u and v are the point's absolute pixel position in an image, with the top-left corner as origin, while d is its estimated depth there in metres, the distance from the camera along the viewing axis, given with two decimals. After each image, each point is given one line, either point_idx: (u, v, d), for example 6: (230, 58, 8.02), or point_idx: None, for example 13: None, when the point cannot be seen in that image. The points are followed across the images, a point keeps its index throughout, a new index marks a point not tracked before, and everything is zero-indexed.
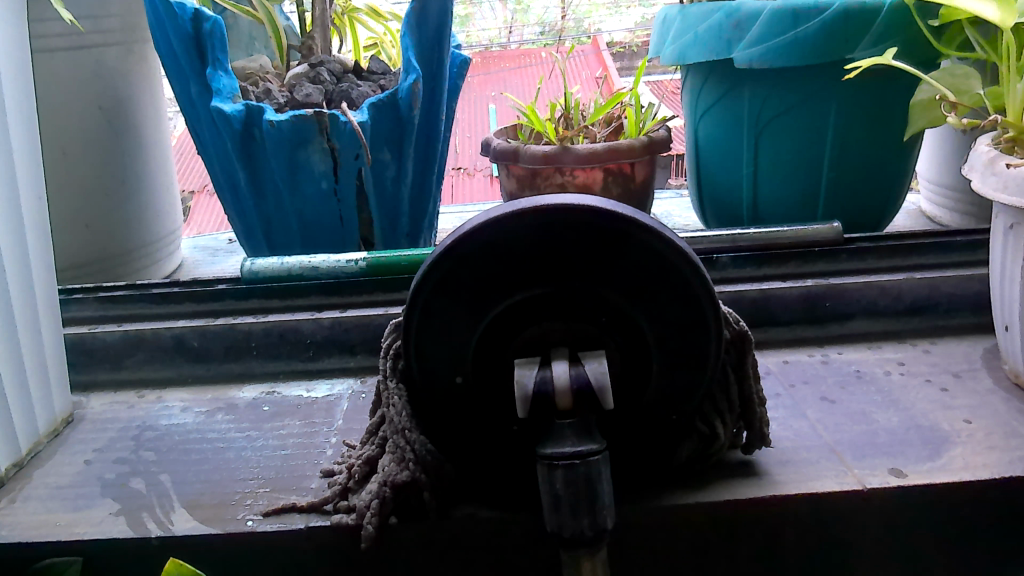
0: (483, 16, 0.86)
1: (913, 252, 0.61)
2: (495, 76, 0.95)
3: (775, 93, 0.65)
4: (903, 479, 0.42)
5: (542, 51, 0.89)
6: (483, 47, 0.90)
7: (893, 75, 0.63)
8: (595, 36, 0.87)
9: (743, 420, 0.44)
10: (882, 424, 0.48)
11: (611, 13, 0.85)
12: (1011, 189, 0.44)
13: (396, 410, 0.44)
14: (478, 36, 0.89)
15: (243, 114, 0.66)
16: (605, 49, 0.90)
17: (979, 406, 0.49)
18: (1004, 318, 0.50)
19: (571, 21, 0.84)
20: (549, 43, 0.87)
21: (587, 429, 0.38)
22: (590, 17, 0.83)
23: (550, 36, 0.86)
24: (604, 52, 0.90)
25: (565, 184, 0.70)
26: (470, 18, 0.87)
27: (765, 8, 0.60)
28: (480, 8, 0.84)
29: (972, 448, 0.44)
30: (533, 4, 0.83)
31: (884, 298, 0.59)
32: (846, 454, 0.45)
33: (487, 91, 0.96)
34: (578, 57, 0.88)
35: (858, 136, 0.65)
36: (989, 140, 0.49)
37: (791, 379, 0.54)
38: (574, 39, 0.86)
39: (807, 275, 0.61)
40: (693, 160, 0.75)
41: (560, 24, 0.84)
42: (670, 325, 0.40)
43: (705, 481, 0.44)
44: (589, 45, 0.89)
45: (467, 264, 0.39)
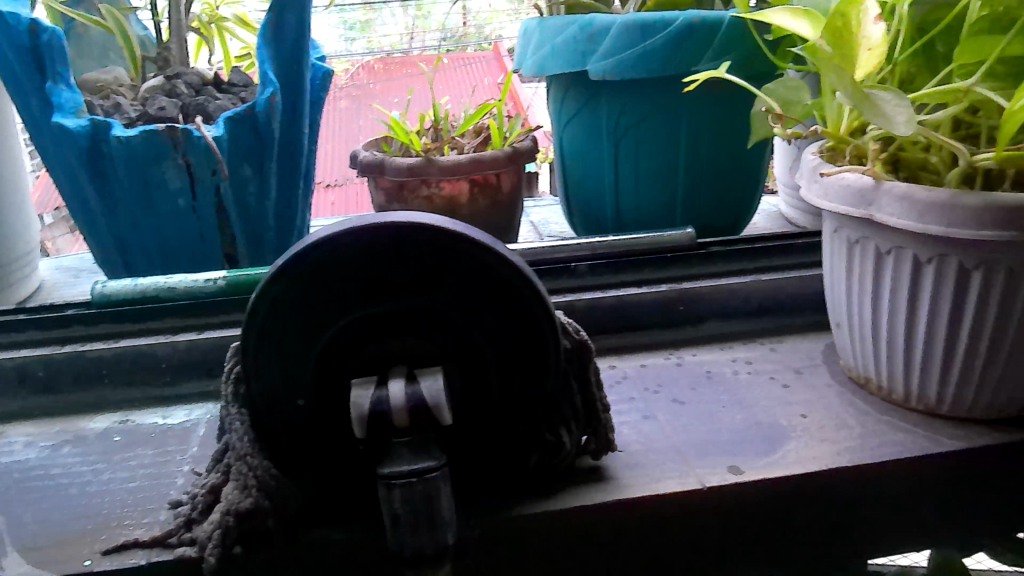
0: (383, 21, 0.86)
1: (761, 255, 0.63)
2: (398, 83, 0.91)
3: (632, 105, 0.66)
4: (740, 475, 0.44)
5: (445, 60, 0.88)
6: (385, 53, 0.88)
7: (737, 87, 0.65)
8: (494, 42, 0.89)
9: (589, 427, 0.45)
10: (726, 423, 0.50)
11: (511, 20, 0.87)
12: (830, 196, 0.46)
13: (238, 436, 0.42)
14: (379, 42, 0.87)
15: (88, 129, 0.63)
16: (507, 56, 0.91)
17: (814, 400, 0.51)
18: (834, 316, 0.53)
19: (472, 26, 0.85)
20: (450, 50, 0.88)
21: (424, 444, 0.39)
22: (491, 23, 0.86)
23: (451, 42, 0.86)
24: (503, 58, 0.90)
25: (431, 197, 0.70)
26: (370, 23, 0.86)
27: (613, 22, 0.62)
28: (381, 12, 0.85)
29: (806, 442, 0.47)
30: (433, 10, 0.85)
31: (733, 300, 0.61)
32: (690, 454, 0.47)
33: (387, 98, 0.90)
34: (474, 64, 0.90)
35: (711, 146, 0.67)
36: (815, 148, 0.51)
37: (646, 383, 0.55)
38: (472, 44, 0.88)
39: (662, 280, 0.61)
40: (560, 169, 0.76)
41: (461, 29, 0.85)
42: (505, 337, 0.40)
43: (556, 488, 0.44)
44: (488, 50, 0.90)
45: (300, 284, 0.38)
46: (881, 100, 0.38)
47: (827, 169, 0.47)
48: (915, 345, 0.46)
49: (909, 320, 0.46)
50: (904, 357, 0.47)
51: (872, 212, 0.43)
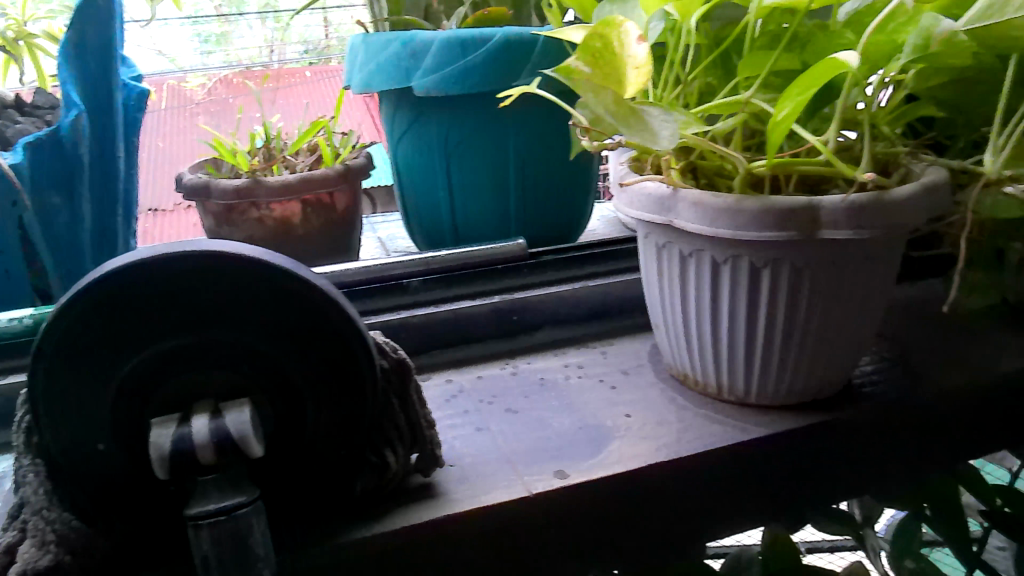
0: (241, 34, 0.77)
1: (588, 262, 0.66)
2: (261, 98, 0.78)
3: (461, 120, 0.66)
4: (566, 479, 0.45)
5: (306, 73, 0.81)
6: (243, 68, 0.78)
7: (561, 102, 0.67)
8: None
9: (415, 445, 0.44)
10: (555, 428, 0.51)
11: None
12: (635, 205, 0.48)
13: (31, 490, 0.40)
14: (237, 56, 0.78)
15: None
16: None
17: (638, 399, 0.53)
18: (652, 319, 0.55)
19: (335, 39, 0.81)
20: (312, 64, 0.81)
21: (234, 480, 0.37)
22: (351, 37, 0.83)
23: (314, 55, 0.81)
24: None
25: (262, 219, 0.67)
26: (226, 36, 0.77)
27: (434, 39, 0.62)
28: (237, 24, 0.77)
29: (628, 441, 0.49)
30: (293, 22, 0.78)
31: (564, 307, 0.63)
32: (519, 462, 0.48)
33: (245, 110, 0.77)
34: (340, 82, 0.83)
35: (540, 158, 0.69)
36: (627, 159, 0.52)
37: (481, 396, 0.56)
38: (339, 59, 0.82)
39: (495, 291, 0.63)
40: (398, 186, 0.75)
41: (324, 42, 0.80)
42: (318, 362, 0.40)
43: (386, 510, 0.44)
44: None
45: (86, 323, 0.35)
46: (649, 116, 0.40)
47: (628, 179, 0.49)
48: (721, 342, 0.49)
49: (714, 319, 0.48)
50: (713, 353, 0.50)
51: (672, 218, 0.46)
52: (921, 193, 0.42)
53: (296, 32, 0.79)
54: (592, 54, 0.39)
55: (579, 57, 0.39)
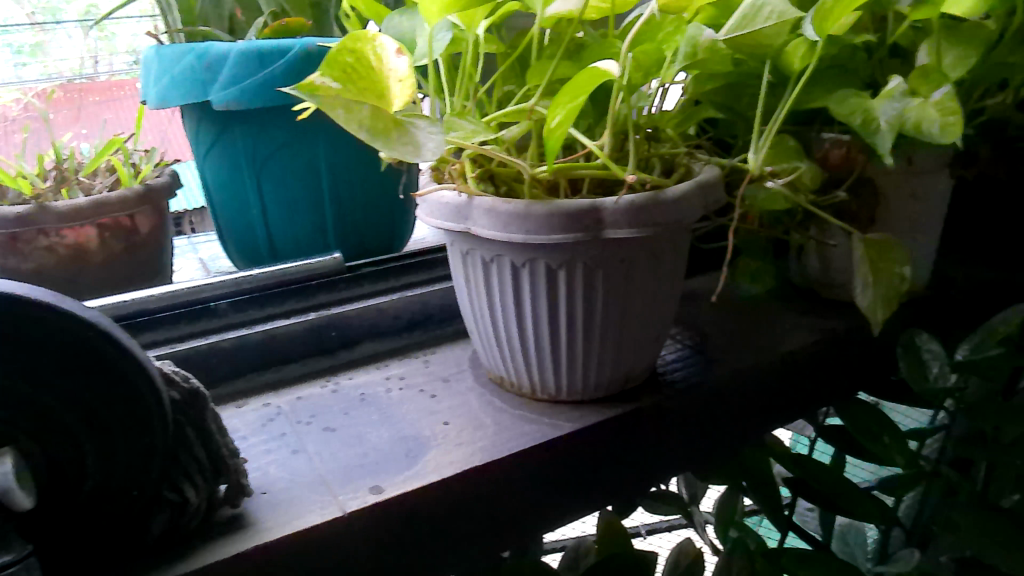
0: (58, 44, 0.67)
1: (405, 273, 0.66)
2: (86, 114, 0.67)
3: (269, 134, 0.64)
4: (380, 494, 0.45)
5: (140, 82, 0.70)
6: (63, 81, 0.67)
7: None
8: None
9: (218, 476, 0.43)
10: (373, 443, 0.51)
11: None
12: (435, 214, 0.48)
13: None
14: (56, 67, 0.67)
15: None
16: None
17: (456, 406, 0.54)
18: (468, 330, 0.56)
19: None
20: None
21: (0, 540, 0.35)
22: None
23: None
24: None
25: (52, 247, 0.57)
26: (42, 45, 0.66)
27: (230, 50, 0.59)
28: (53, 33, 0.66)
29: (444, 449, 0.49)
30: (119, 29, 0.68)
31: (384, 318, 0.63)
32: (334, 482, 0.47)
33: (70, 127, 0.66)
34: None
35: (355, 167, 0.68)
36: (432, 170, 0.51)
37: (299, 416, 0.55)
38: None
39: (311, 308, 0.62)
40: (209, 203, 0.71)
41: None
42: (95, 405, 0.36)
43: (190, 547, 0.42)
44: None
45: None
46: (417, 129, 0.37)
47: (425, 190, 0.49)
48: (528, 344, 0.50)
49: (519, 322, 0.49)
50: (523, 355, 0.51)
51: (468, 226, 0.47)
52: (694, 192, 0.45)
53: (123, 41, 0.68)
54: (342, 70, 0.35)
55: (327, 72, 0.35)
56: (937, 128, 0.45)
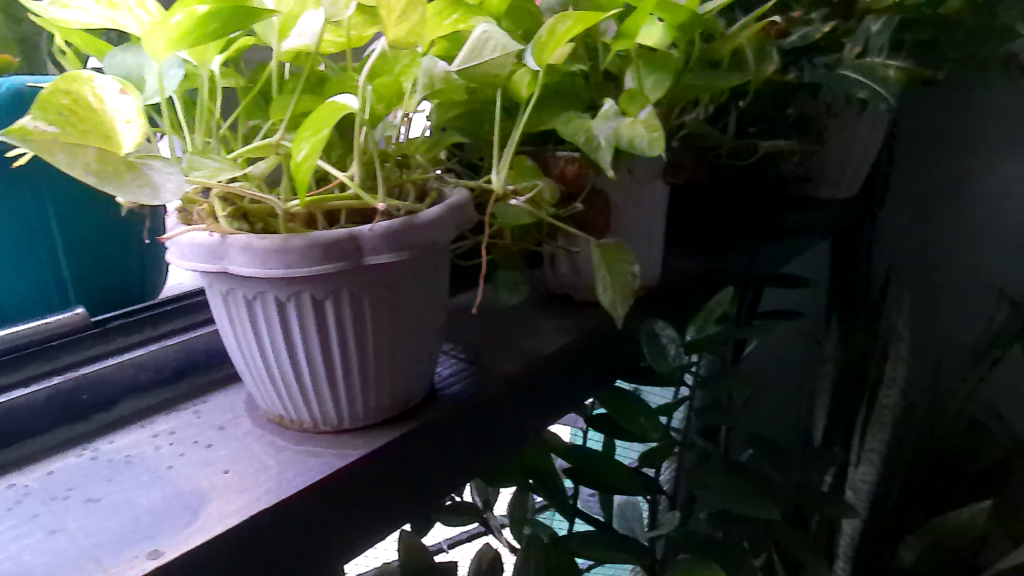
0: None
1: (159, 322, 0.64)
2: None
3: None
4: (159, 557, 0.42)
5: None
6: None
7: None
8: None
9: None
10: (144, 506, 0.47)
11: None
12: (187, 257, 0.47)
13: None
14: None
15: None
16: None
17: (235, 452, 0.52)
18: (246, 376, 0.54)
19: None
20: None
21: None
22: None
23: None
24: None
25: None
26: None
27: None
28: None
29: (227, 497, 0.47)
30: None
31: (143, 372, 0.59)
32: (104, 556, 0.43)
33: None
34: None
35: None
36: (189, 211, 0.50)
37: (53, 493, 0.49)
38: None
39: (55, 370, 0.56)
40: None
41: None
42: None
43: None
44: None
45: None
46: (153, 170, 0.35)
47: (173, 231, 0.47)
48: (303, 379, 0.50)
49: (292, 352, 0.49)
50: (300, 389, 0.51)
51: (225, 265, 0.46)
52: (446, 214, 0.49)
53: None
54: (59, 113, 0.32)
55: (39, 115, 0.32)
56: (645, 144, 0.52)
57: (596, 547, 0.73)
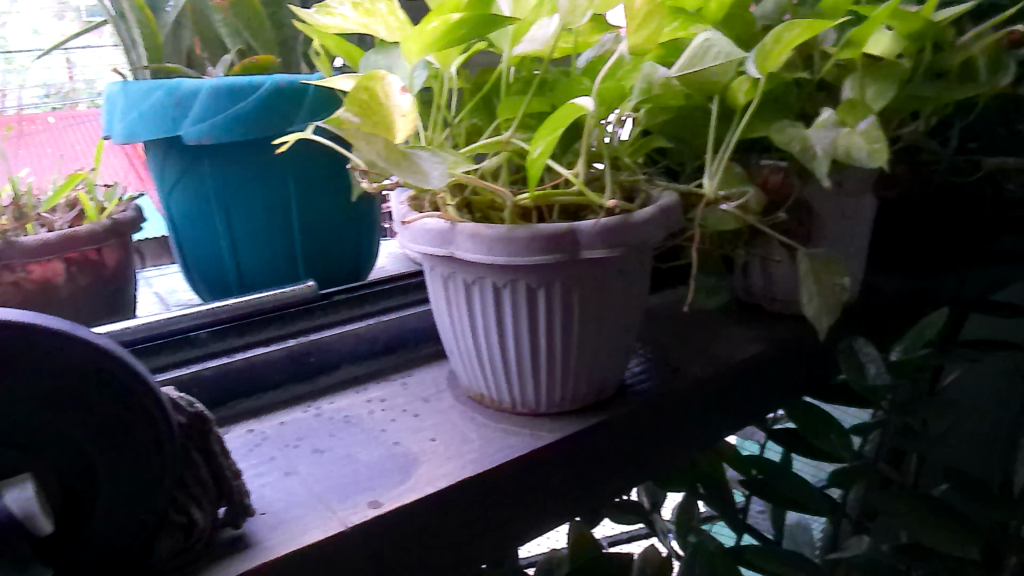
0: None
1: (378, 298, 0.70)
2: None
3: (239, 167, 0.65)
4: (379, 508, 0.48)
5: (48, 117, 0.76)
6: None
7: (326, 152, 0.67)
8: None
9: (222, 497, 0.44)
10: (362, 461, 0.53)
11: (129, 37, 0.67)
12: (418, 241, 0.51)
13: None
14: None
15: None
16: None
17: (441, 422, 0.57)
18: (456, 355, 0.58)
19: (80, 82, 0.76)
20: (57, 108, 0.76)
21: (19, 564, 0.35)
22: (101, 78, 0.77)
23: (56, 98, 0.76)
24: None
25: (18, 282, 0.61)
26: None
27: (200, 89, 0.60)
28: None
29: (434, 463, 0.52)
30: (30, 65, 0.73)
31: (361, 343, 0.65)
32: (331, 500, 0.49)
33: None
34: (84, 126, 0.78)
35: (323, 217, 0.69)
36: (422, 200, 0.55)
37: (286, 440, 0.56)
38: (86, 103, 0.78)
39: (291, 334, 0.64)
40: (220, 266, 0.69)
41: (66, 86, 0.76)
42: (110, 433, 0.38)
43: (194, 570, 0.43)
44: None
45: None
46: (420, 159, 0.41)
47: (408, 216, 0.52)
48: (509, 361, 0.54)
49: (501, 335, 0.53)
50: (503, 369, 0.55)
51: (452, 250, 0.50)
52: (658, 216, 0.50)
53: (33, 75, 0.73)
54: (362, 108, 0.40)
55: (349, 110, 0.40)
56: (864, 156, 0.51)
57: (772, 560, 0.72)
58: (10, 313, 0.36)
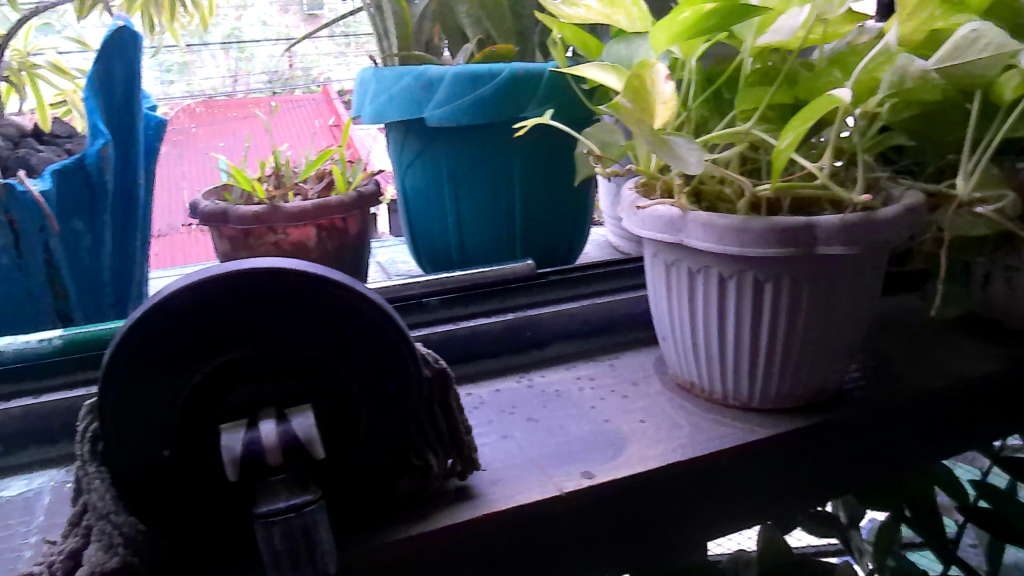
0: (203, 66, 0.83)
1: (591, 281, 0.72)
2: (222, 127, 0.82)
3: (471, 148, 0.69)
4: (593, 479, 0.50)
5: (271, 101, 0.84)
6: (206, 96, 0.82)
7: (552, 135, 0.70)
8: (324, 85, 0.86)
9: (454, 449, 0.48)
10: (575, 434, 0.56)
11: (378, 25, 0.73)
12: (647, 227, 0.53)
13: (98, 496, 0.42)
14: (200, 85, 0.82)
15: None
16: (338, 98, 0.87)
17: (649, 407, 0.59)
18: (672, 342, 0.59)
19: (299, 69, 0.84)
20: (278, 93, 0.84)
21: (299, 482, 0.40)
22: (317, 65, 0.85)
23: (278, 84, 0.84)
24: (335, 100, 0.87)
25: (278, 243, 0.69)
26: (188, 66, 0.82)
27: (445, 74, 0.65)
28: (199, 54, 0.83)
29: (645, 443, 0.54)
30: (257, 53, 0.83)
31: (574, 323, 0.68)
32: (547, 465, 0.52)
33: (215, 141, 0.81)
34: (304, 106, 0.86)
35: (543, 198, 0.73)
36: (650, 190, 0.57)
37: (502, 406, 0.60)
38: (301, 88, 0.85)
39: (509, 308, 0.68)
40: (442, 240, 0.74)
41: (287, 72, 0.84)
42: (374, 377, 0.43)
43: (425, 511, 0.47)
44: (318, 93, 0.87)
45: (162, 333, 0.38)
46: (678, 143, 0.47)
47: (641, 203, 0.54)
48: (726, 353, 0.54)
49: (722, 325, 0.53)
50: (719, 360, 0.55)
51: (682, 238, 0.51)
52: (903, 215, 0.48)
53: (260, 63, 0.83)
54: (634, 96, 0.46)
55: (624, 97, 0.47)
56: None
57: None
58: (303, 261, 0.41)
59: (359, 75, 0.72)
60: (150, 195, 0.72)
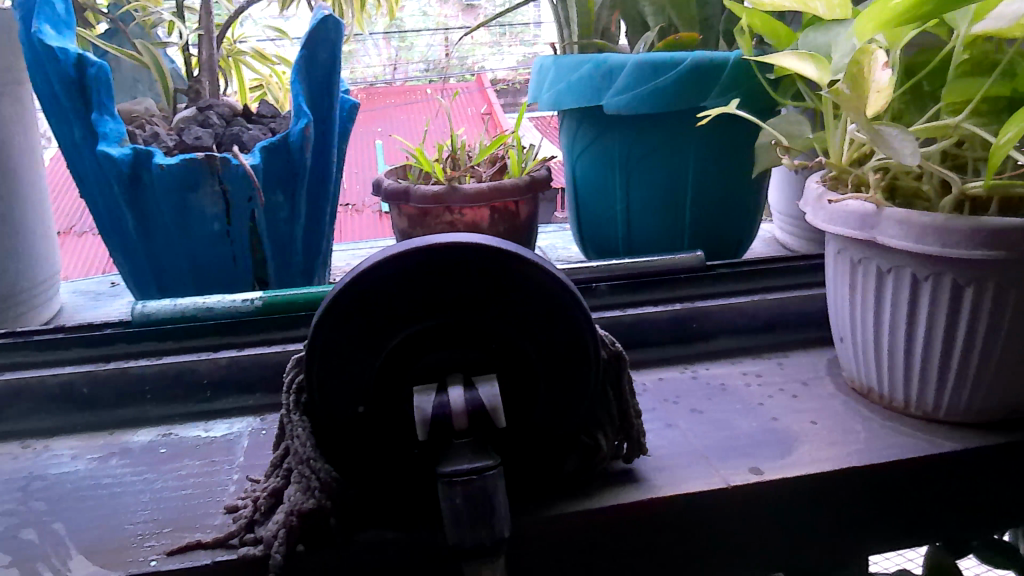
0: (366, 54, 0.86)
1: (760, 276, 0.70)
2: (382, 113, 0.90)
3: (645, 136, 0.69)
4: (761, 475, 0.49)
5: (428, 89, 0.88)
6: (368, 83, 0.87)
7: (730, 124, 0.69)
8: (478, 74, 0.88)
9: (623, 433, 0.49)
10: (742, 429, 0.55)
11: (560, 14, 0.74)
12: (835, 222, 0.51)
13: (300, 441, 0.45)
14: (362, 72, 0.86)
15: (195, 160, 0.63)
16: (490, 87, 0.90)
17: (821, 409, 0.57)
18: (850, 343, 0.57)
19: (455, 58, 0.83)
20: (433, 81, 0.87)
21: (481, 447, 0.42)
22: (472, 55, 0.84)
23: (434, 73, 0.85)
24: (487, 90, 0.91)
25: (453, 222, 0.73)
26: (354, 54, 0.84)
27: (627, 61, 0.65)
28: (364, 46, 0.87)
29: (816, 445, 0.52)
30: (416, 42, 0.85)
31: (742, 317, 0.67)
32: (713, 457, 0.51)
33: (375, 128, 0.90)
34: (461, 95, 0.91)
35: (717, 189, 0.71)
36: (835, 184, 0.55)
37: (665, 395, 0.60)
38: (457, 77, 0.86)
39: (676, 299, 0.68)
40: (609, 227, 0.75)
41: (444, 61, 0.84)
42: (554, 355, 0.44)
43: (591, 489, 0.48)
44: (473, 82, 0.90)
45: (368, 299, 0.41)
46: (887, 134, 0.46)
47: (831, 197, 0.52)
48: (913, 359, 0.51)
49: (911, 329, 0.50)
50: (904, 366, 0.52)
51: (875, 235, 0.49)
52: None
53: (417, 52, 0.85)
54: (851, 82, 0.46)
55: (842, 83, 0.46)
56: None
57: None
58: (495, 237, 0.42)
59: (539, 62, 0.74)
60: (338, 172, 0.77)
